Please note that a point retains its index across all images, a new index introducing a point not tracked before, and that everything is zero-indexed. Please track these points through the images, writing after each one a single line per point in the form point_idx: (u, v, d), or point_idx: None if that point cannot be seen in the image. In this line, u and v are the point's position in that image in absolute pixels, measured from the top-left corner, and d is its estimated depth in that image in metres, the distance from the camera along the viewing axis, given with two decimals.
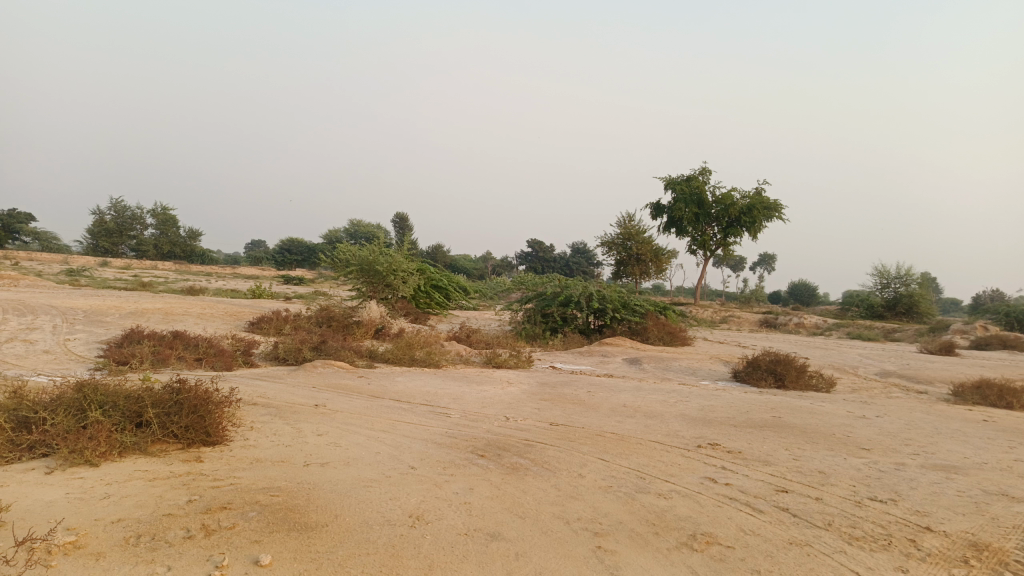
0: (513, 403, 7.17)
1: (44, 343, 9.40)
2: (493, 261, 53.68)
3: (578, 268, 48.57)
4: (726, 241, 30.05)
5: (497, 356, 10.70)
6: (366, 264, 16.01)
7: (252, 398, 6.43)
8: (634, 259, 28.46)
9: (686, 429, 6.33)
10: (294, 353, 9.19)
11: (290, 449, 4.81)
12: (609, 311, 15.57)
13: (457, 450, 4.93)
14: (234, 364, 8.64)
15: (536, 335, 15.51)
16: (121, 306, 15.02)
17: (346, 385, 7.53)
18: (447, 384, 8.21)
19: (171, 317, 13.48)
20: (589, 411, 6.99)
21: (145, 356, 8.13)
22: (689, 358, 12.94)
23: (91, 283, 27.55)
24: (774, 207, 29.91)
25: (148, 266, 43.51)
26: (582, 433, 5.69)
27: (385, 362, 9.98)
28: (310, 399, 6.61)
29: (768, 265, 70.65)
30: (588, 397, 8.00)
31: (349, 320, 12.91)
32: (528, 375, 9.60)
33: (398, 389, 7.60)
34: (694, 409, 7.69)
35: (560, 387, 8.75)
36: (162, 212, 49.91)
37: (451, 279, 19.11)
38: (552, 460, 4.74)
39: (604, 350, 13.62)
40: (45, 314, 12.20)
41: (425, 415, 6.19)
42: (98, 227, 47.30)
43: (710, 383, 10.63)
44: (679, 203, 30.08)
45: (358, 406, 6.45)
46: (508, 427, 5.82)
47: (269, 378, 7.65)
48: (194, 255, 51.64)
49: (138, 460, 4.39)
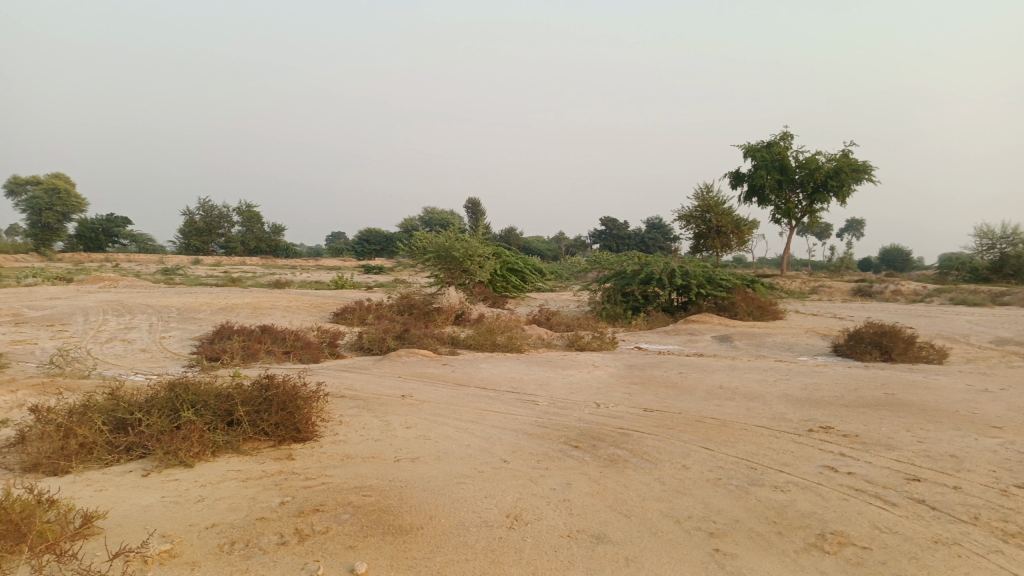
0: (602, 388, 6.88)
1: (141, 342, 9.69)
2: (568, 241, 53.19)
3: (655, 244, 47.58)
4: (813, 208, 28.65)
5: (581, 339, 10.41)
6: (442, 250, 15.97)
7: (339, 391, 6.38)
8: (714, 231, 27.51)
9: (792, 411, 5.90)
10: (378, 343, 9.17)
11: (380, 444, 4.68)
12: (694, 287, 15.01)
13: (550, 442, 4.70)
14: (320, 356, 8.66)
15: (617, 314, 15.12)
16: (212, 302, 15.50)
17: (431, 374, 7.41)
18: (532, 370, 7.99)
19: (259, 311, 13.78)
20: (685, 395, 6.62)
21: (236, 352, 8.24)
22: (783, 333, 12.32)
23: (185, 281, 28.81)
24: (863, 168, 28.32)
25: (237, 263, 45.23)
26: (680, 420, 5.36)
27: (467, 348, 9.87)
28: (396, 390, 6.51)
29: (857, 231, 67.37)
30: (681, 379, 7.63)
31: (429, 308, 12.87)
32: (614, 358, 9.28)
33: (483, 376, 7.43)
34: (797, 389, 7.22)
35: (649, 368, 8.40)
36: (247, 210, 51.71)
37: (527, 262, 18.89)
38: (652, 451, 4.44)
39: (690, 327, 13.13)
40: (142, 314, 12.66)
41: (513, 404, 5.98)
42: (189, 227, 49.41)
43: (809, 359, 10.04)
44: (760, 171, 28.85)
45: (444, 396, 6.30)
46: (601, 415, 5.55)
47: (354, 369, 7.61)
48: (279, 250, 53.35)
49: (231, 459, 4.34)
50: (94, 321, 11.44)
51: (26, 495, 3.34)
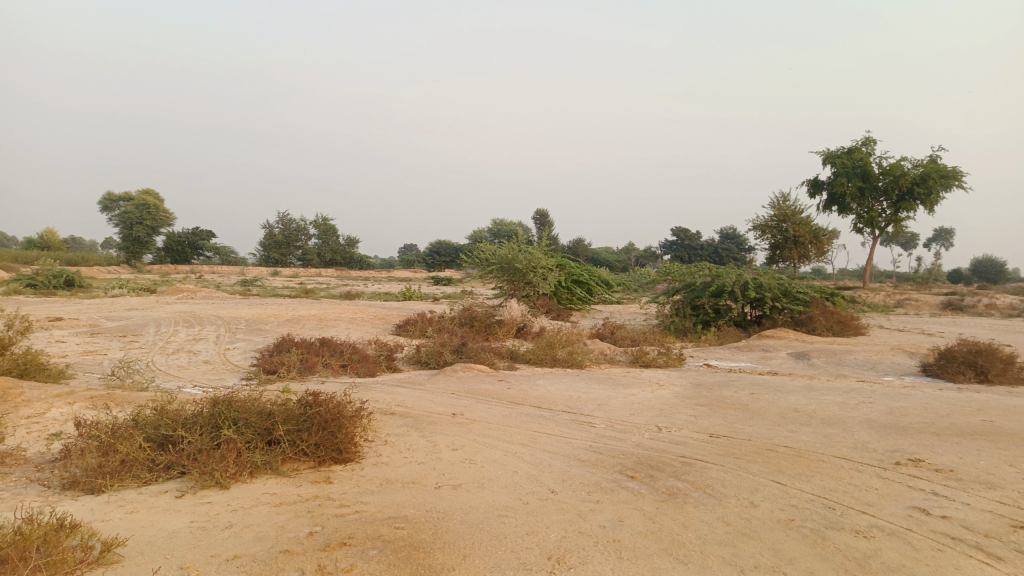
0: (665, 410, 6.45)
1: (205, 354, 9.80)
2: (638, 251, 52.32)
3: (728, 255, 46.28)
4: (898, 217, 27.18)
5: (646, 355, 9.97)
6: (506, 262, 15.76)
7: (389, 407, 6.18)
8: (791, 241, 26.43)
9: (877, 440, 5.35)
10: (435, 356, 8.99)
11: (423, 468, 4.43)
12: (768, 301, 14.30)
13: (603, 470, 4.34)
14: (377, 370, 8.52)
15: (687, 328, 14.55)
16: (281, 313, 15.72)
17: (486, 391, 7.13)
18: (592, 388, 7.62)
19: (324, 323, 13.87)
20: (755, 419, 6.13)
21: (293, 365, 8.18)
22: (865, 350, 11.53)
23: (261, 292, 29.69)
24: (953, 174, 26.73)
25: (312, 274, 46.36)
26: (748, 448, 4.92)
27: (527, 363, 9.58)
28: (448, 408, 6.26)
29: (946, 241, 63.86)
30: (752, 401, 7.12)
31: (491, 320, 12.65)
32: (681, 376, 8.81)
33: (540, 394, 7.11)
34: (882, 414, 6.61)
35: (718, 388, 7.91)
36: (323, 222, 53.04)
37: (593, 273, 18.51)
38: (716, 484, 4.04)
39: (764, 343, 12.48)
40: (212, 325, 12.90)
41: (569, 426, 5.65)
42: (268, 240, 51.07)
43: (895, 379, 9.31)
44: (840, 179, 27.58)
45: (497, 415, 6.01)
46: (662, 440, 5.15)
47: (408, 385, 7.42)
48: (353, 262, 54.46)
49: (267, 480, 4.18)
50: (165, 333, 11.70)
51: (53, 518, 3.24)
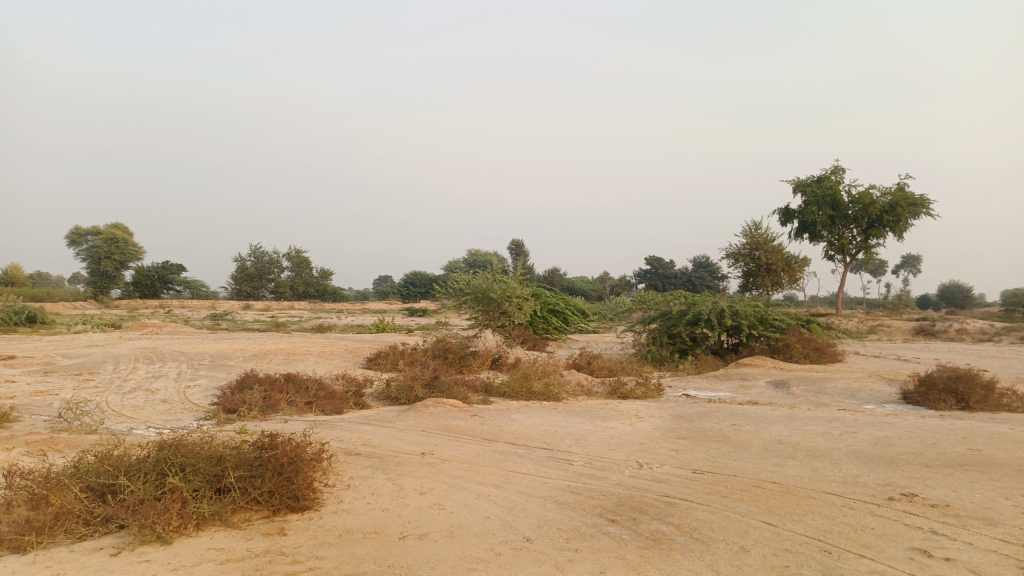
0: (645, 444, 6.17)
1: (164, 392, 9.33)
2: (613, 281, 52.37)
3: (702, 283, 46.47)
4: (868, 244, 27.44)
5: (624, 386, 9.71)
6: (480, 292, 15.49)
7: (354, 447, 5.83)
8: (764, 269, 26.53)
9: (866, 473, 5.11)
10: (405, 391, 8.63)
11: (387, 515, 4.09)
12: (745, 328, 14.17)
13: (582, 514, 4.04)
14: (344, 407, 8.14)
15: (664, 358, 14.36)
16: (248, 348, 15.24)
17: (458, 428, 6.79)
18: (569, 422, 7.32)
19: (292, 357, 13.43)
20: (739, 452, 5.88)
21: (255, 403, 7.78)
22: (844, 378, 11.38)
23: (231, 326, 29.08)
24: (920, 202, 27.13)
25: (285, 307, 45.64)
26: (734, 485, 4.66)
27: (501, 396, 9.26)
28: (417, 447, 5.92)
29: (913, 267, 64.93)
30: (734, 433, 6.86)
31: (465, 352, 12.32)
32: (660, 407, 8.55)
33: (515, 430, 6.78)
34: (868, 445, 6.39)
35: (698, 420, 7.65)
36: (296, 254, 52.45)
37: (568, 302, 18.31)
38: (703, 528, 3.76)
39: (742, 372, 12.29)
40: (174, 362, 12.40)
41: (544, 464, 5.33)
42: (240, 273, 50.33)
43: (876, 407, 9.13)
44: (811, 207, 27.84)
45: (469, 454, 5.68)
46: (643, 478, 4.86)
47: (376, 422, 7.05)
48: (326, 294, 53.81)
49: (215, 534, 3.80)
50: (123, 370, 11.20)
51: None
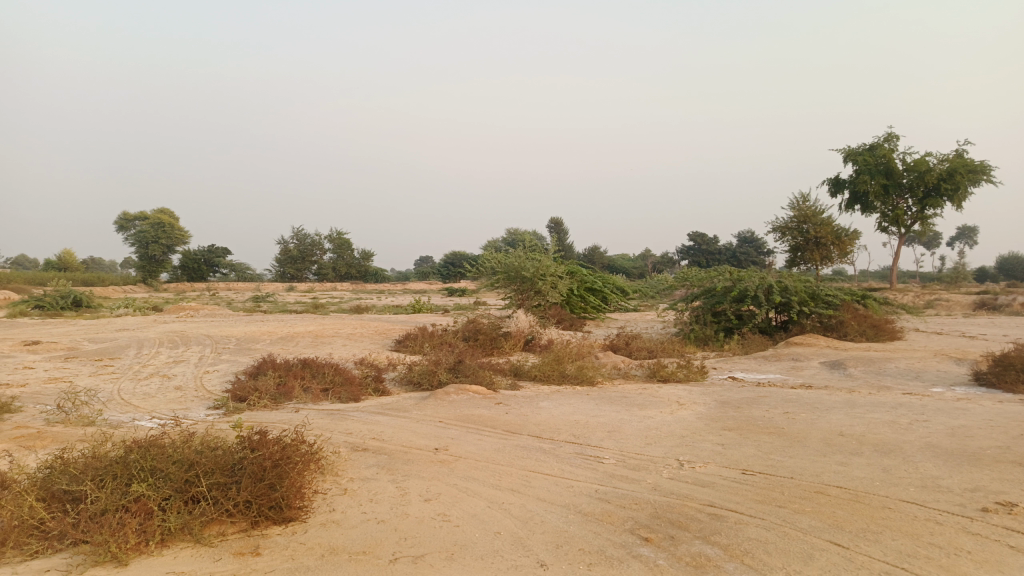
0: (687, 437, 5.47)
1: (180, 379, 8.94)
2: (655, 257, 51.07)
3: (747, 258, 45.03)
4: (924, 214, 25.94)
5: (664, 368, 8.99)
6: (514, 271, 14.85)
7: (362, 443, 5.28)
8: (813, 243, 25.32)
9: (949, 475, 4.34)
10: (428, 376, 8.07)
11: (381, 530, 3.52)
12: (795, 305, 13.28)
13: (609, 529, 3.40)
14: (362, 394, 7.63)
15: (707, 337, 13.57)
16: (277, 330, 14.88)
17: (480, 418, 6.20)
18: (602, 410, 6.66)
19: (319, 340, 13.02)
20: (794, 448, 5.15)
21: (267, 391, 7.29)
22: (906, 357, 10.45)
23: (271, 308, 29.05)
24: (981, 168, 25.53)
25: (326, 289, 45.70)
26: (792, 491, 3.97)
27: (532, 380, 8.65)
28: (431, 441, 5.33)
29: (970, 239, 62.10)
30: (788, 423, 6.12)
31: (497, 333, 11.72)
32: (704, 392, 7.84)
33: (542, 420, 6.16)
34: (944, 438, 5.58)
35: (745, 407, 6.91)
36: (337, 236, 52.43)
37: (607, 280, 17.61)
38: (756, 551, 3.09)
39: (793, 351, 11.45)
40: (198, 346, 12.08)
41: (571, 463, 4.69)
42: (283, 255, 50.55)
43: (945, 391, 8.25)
44: (863, 176, 26.39)
45: (487, 449, 5.08)
46: (683, 481, 4.20)
47: (391, 412, 6.49)
48: (368, 275, 53.78)
49: (179, 553, 3.28)
50: (145, 355, 10.89)
51: None
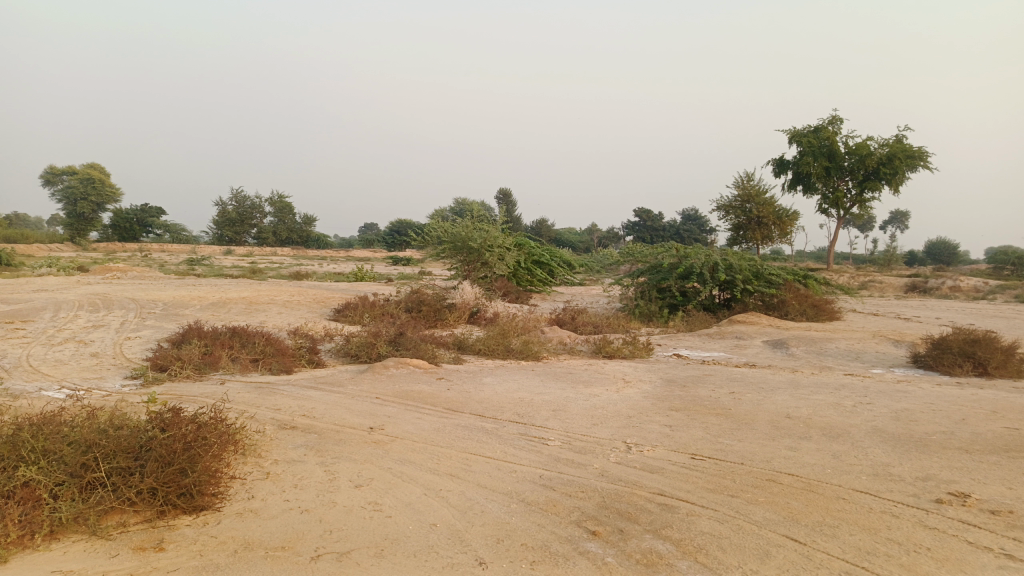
0: (634, 417, 5.29)
1: (97, 345, 8.33)
2: (601, 232, 51.23)
3: (690, 235, 45.59)
4: (862, 198, 26.48)
5: (610, 344, 8.82)
6: (460, 241, 14.46)
7: (290, 420, 4.92)
8: (755, 222, 25.63)
9: (899, 463, 4.24)
10: (366, 348, 7.71)
11: (304, 520, 3.19)
12: (739, 283, 13.32)
13: (554, 521, 3.15)
14: (295, 366, 7.23)
15: (652, 313, 13.52)
16: (209, 295, 14.19)
17: (420, 394, 5.89)
18: (547, 387, 6.42)
19: (253, 307, 12.44)
20: (743, 431, 5.00)
21: (191, 360, 6.82)
22: (846, 338, 10.57)
23: (207, 272, 27.97)
24: (918, 154, 26.20)
25: (267, 253, 44.38)
26: (743, 479, 3.80)
27: (475, 354, 8.38)
28: (365, 419, 5.00)
29: (901, 223, 64.31)
30: (734, 404, 6.00)
31: (440, 304, 11.37)
32: (651, 370, 7.70)
33: (484, 397, 5.89)
34: (889, 421, 5.53)
35: (692, 386, 6.78)
36: (279, 200, 50.81)
37: (553, 254, 17.44)
38: (710, 547, 2.89)
39: (737, 329, 11.46)
40: (121, 310, 11.37)
41: (514, 445, 4.43)
42: (222, 217, 48.76)
43: (884, 372, 8.32)
44: (806, 158, 26.74)
45: (426, 429, 4.78)
46: (631, 466, 4.00)
47: (324, 386, 6.12)
48: (310, 241, 52.45)
49: (68, 549, 2.90)
50: (61, 318, 10.17)
51: None
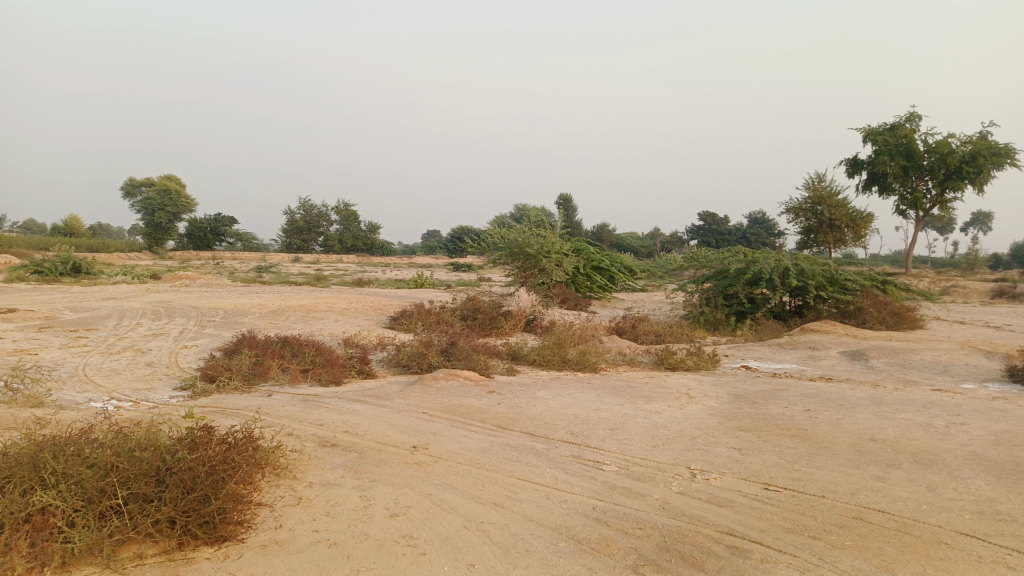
0: (699, 439, 4.86)
1: (155, 354, 8.36)
2: (664, 237, 50.16)
3: (757, 240, 44.16)
4: (944, 198, 25.00)
5: (673, 355, 8.35)
6: (517, 247, 14.16)
7: (332, 437, 4.68)
8: (827, 225, 24.50)
9: (1008, 498, 3.70)
10: (417, 358, 7.48)
11: (330, 557, 2.90)
12: (812, 290, 12.59)
13: (606, 565, 2.79)
14: (345, 377, 7.05)
15: (718, 321, 12.91)
16: (269, 303, 14.29)
17: (469, 409, 5.60)
18: (604, 402, 6.03)
19: (311, 315, 12.43)
20: (822, 456, 4.51)
21: (241, 370, 6.71)
22: (931, 349, 9.77)
23: (274, 279, 28.47)
24: (1005, 151, 24.60)
25: (333, 261, 45.12)
26: (825, 516, 3.34)
27: (530, 364, 8.05)
28: (410, 437, 4.73)
29: (984, 225, 60.98)
30: (810, 424, 5.49)
31: (497, 312, 11.09)
32: (717, 384, 7.21)
33: (537, 412, 5.55)
34: (990, 446, 4.93)
35: (762, 403, 6.27)
36: (344, 208, 51.66)
37: (614, 260, 16.97)
38: None
39: (809, 339, 10.78)
40: (183, 318, 11.50)
41: (565, 469, 4.07)
42: (290, 226, 49.86)
43: (978, 388, 7.59)
44: (882, 157, 25.45)
45: (472, 449, 4.47)
46: (696, 498, 3.59)
47: (371, 399, 5.90)
48: (374, 248, 53.14)
49: None
50: (123, 327, 10.31)
51: None
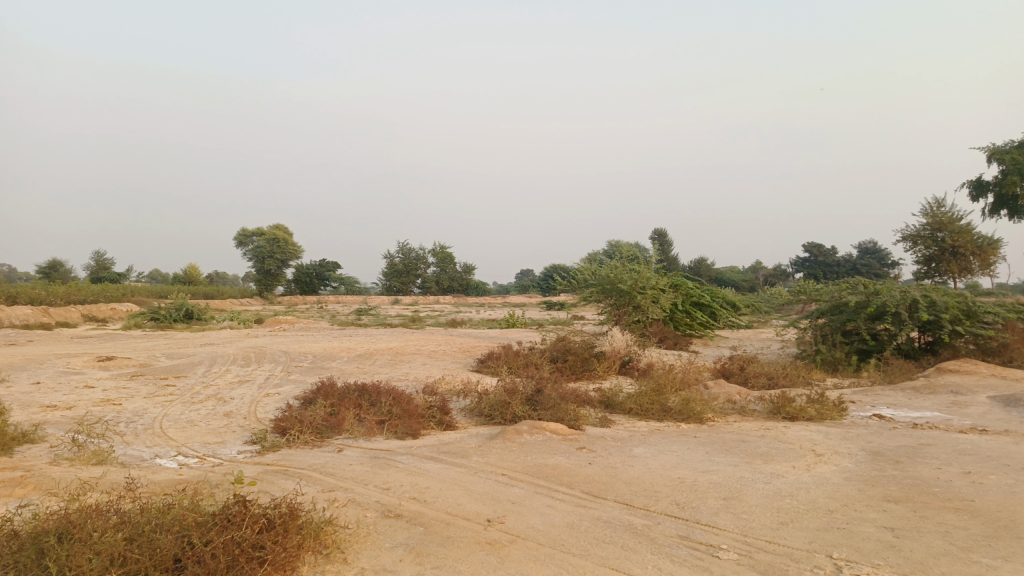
0: (837, 513, 3.95)
1: (235, 403, 8.12)
2: (766, 271, 47.86)
3: (870, 271, 41.26)
4: None
5: (790, 403, 7.33)
6: (609, 283, 13.40)
7: (396, 506, 4.08)
8: (949, 253, 22.36)
9: None
10: (500, 408, 6.84)
11: None
12: (946, 323, 11.15)
13: None
14: (422, 429, 6.49)
15: (837, 361, 11.63)
16: (357, 347, 14.06)
17: (556, 470, 4.88)
18: (713, 463, 5.17)
19: (398, 359, 12.06)
20: (1005, 541, 3.51)
21: (313, 422, 6.27)
22: None
23: (372, 322, 28.69)
24: None
25: (430, 302, 45.56)
26: None
27: (626, 413, 7.25)
28: (487, 506, 4.08)
29: None
30: (976, 493, 4.44)
31: (589, 353, 10.34)
32: (847, 437, 6.18)
33: (635, 475, 4.77)
34: None
35: (908, 464, 5.22)
36: (440, 250, 52.25)
37: (714, 295, 15.87)
38: None
39: (950, 381, 9.41)
40: (271, 363, 11.38)
41: (671, 556, 3.29)
42: (388, 269, 50.90)
43: None
44: (1010, 177, 23.11)
45: (558, 525, 3.75)
46: None
47: (447, 457, 5.28)
48: (470, 289, 53.35)
49: None
50: (212, 374, 10.23)
51: None
